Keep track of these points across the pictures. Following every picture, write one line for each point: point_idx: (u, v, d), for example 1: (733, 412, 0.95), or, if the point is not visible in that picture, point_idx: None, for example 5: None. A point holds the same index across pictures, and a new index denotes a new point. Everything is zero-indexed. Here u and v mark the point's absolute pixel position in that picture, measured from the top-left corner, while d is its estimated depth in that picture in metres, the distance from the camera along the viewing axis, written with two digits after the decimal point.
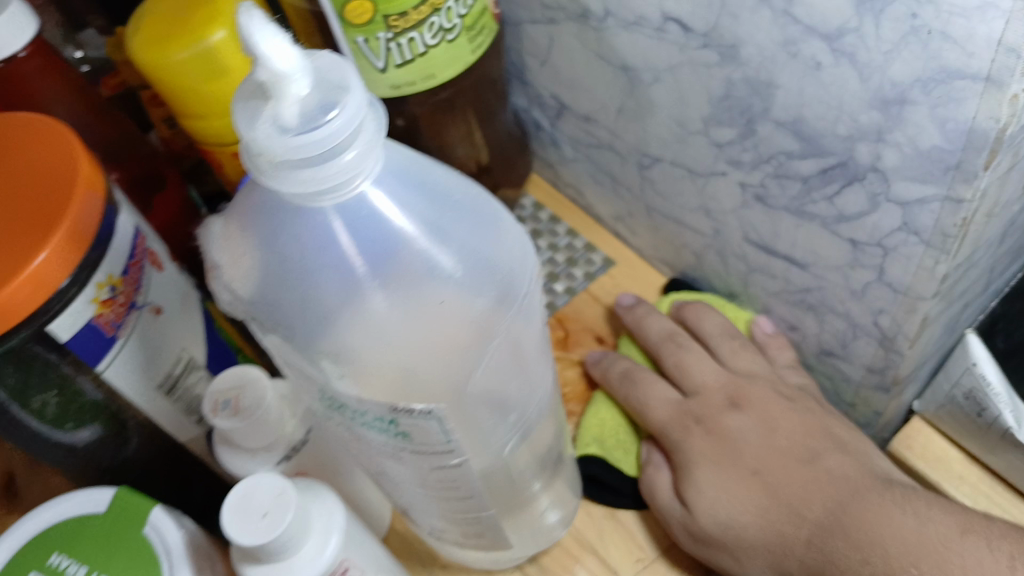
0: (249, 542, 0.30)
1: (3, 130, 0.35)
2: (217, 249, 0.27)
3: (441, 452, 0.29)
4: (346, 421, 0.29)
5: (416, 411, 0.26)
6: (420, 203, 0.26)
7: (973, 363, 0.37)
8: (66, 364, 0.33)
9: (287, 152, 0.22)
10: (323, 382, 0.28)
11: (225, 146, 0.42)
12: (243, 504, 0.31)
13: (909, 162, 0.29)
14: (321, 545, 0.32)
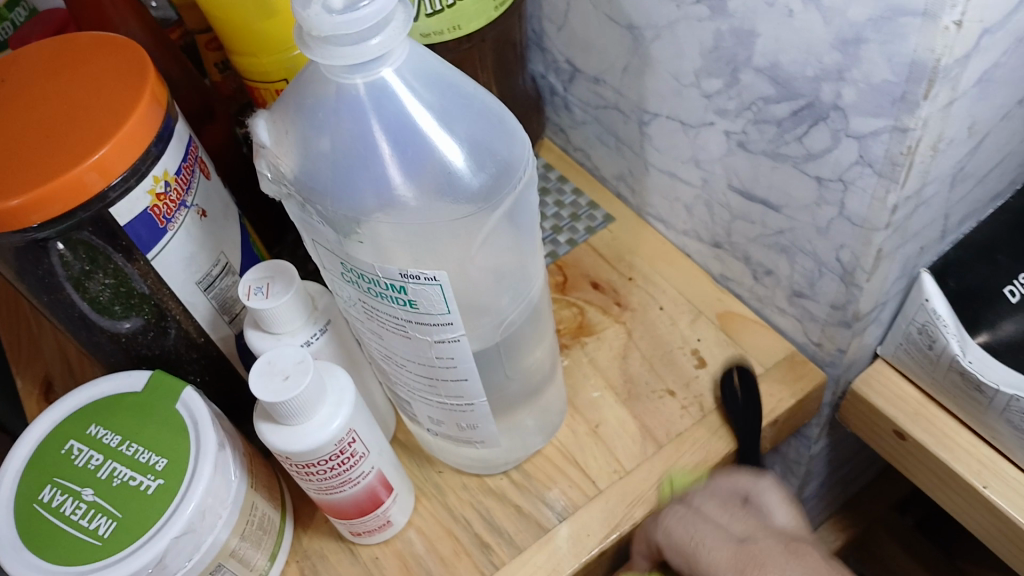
0: (270, 399, 0.34)
1: (89, 43, 0.40)
2: (262, 130, 0.32)
3: (442, 324, 0.32)
4: (362, 293, 0.33)
5: (423, 276, 0.30)
6: (434, 91, 0.30)
7: (925, 298, 0.41)
8: (113, 251, 0.37)
9: (325, 29, 0.26)
10: (343, 253, 0.31)
11: (269, 84, 0.48)
12: (268, 368, 0.35)
13: (864, 97, 0.34)
14: (331, 414, 0.36)
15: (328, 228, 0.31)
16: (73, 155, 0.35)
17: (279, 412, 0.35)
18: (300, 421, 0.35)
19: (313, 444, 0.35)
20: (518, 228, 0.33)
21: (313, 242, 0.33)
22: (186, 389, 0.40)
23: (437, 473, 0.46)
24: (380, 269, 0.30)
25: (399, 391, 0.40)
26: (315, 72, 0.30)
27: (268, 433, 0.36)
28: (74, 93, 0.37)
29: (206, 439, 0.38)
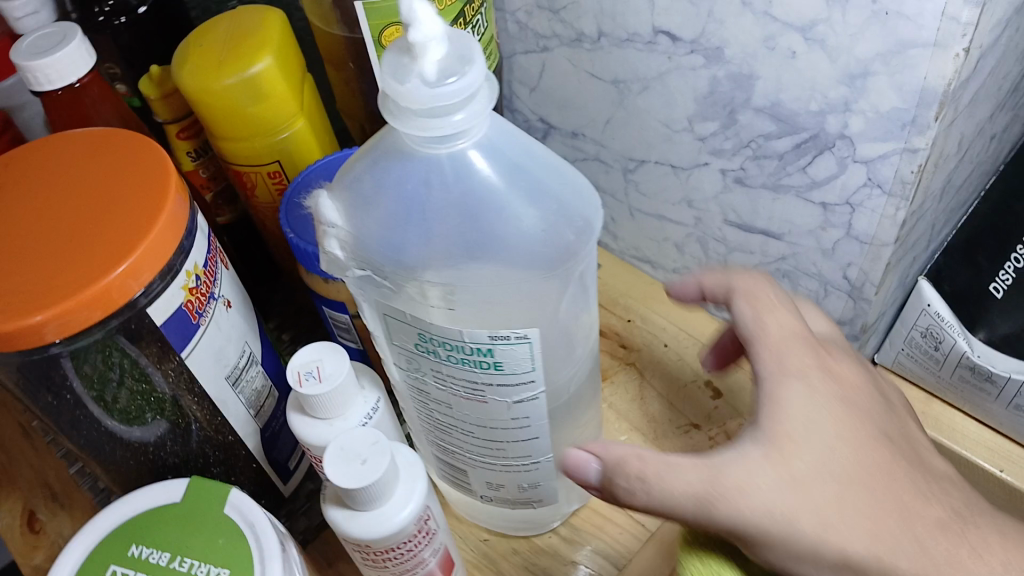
0: (353, 486, 0.33)
1: (94, 140, 0.38)
2: (329, 209, 0.32)
3: (526, 381, 0.33)
4: (439, 360, 0.33)
5: (514, 336, 0.30)
6: (508, 155, 0.30)
7: (927, 304, 0.45)
8: (144, 354, 0.36)
9: (412, 102, 0.27)
10: (419, 323, 0.31)
11: (259, 168, 0.47)
12: (341, 453, 0.34)
13: (872, 124, 0.37)
14: (408, 494, 0.35)
15: (406, 300, 0.32)
16: (100, 261, 0.33)
17: (358, 499, 0.34)
18: (379, 505, 0.35)
19: (399, 524, 0.35)
20: (590, 283, 0.34)
21: (384, 318, 0.33)
22: (232, 492, 0.38)
23: (484, 541, 0.45)
24: (465, 334, 0.31)
25: (456, 459, 0.39)
26: (388, 147, 0.30)
27: (345, 521, 0.35)
28: (88, 195, 0.36)
29: (267, 540, 0.37)
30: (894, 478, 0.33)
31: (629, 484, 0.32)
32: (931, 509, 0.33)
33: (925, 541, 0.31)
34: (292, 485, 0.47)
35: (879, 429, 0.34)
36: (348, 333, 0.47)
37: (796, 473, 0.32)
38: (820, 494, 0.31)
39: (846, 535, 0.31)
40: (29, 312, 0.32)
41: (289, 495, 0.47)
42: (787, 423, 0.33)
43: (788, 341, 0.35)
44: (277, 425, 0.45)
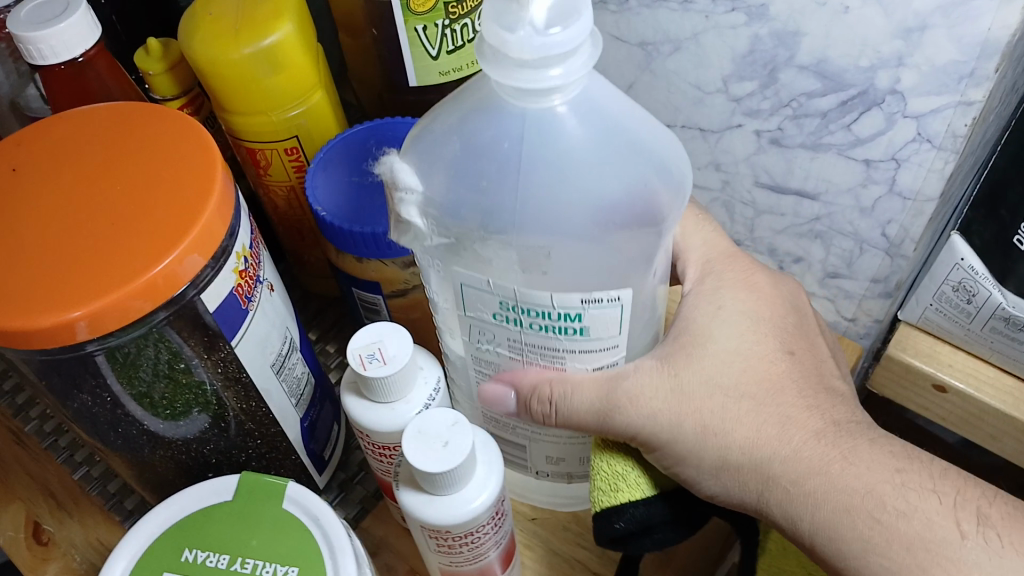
0: (437, 469, 0.32)
1: (118, 116, 0.36)
2: (407, 175, 0.32)
3: (608, 348, 0.34)
4: (520, 327, 0.33)
5: (608, 299, 0.31)
6: (603, 120, 0.30)
7: (961, 258, 0.45)
8: (190, 347, 0.34)
9: (510, 52, 0.26)
10: (511, 293, 0.32)
11: (275, 145, 0.43)
12: (421, 437, 0.33)
13: (927, 77, 0.37)
14: (485, 477, 0.34)
15: (487, 270, 0.32)
16: (147, 247, 0.31)
17: (438, 483, 0.33)
18: (459, 488, 0.34)
19: (482, 504, 0.34)
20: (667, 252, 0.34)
21: (460, 288, 0.33)
22: (290, 486, 0.36)
23: (532, 521, 0.44)
24: (556, 300, 0.31)
25: (516, 433, 0.40)
26: (472, 119, 0.31)
27: (423, 507, 0.34)
28: (124, 176, 0.33)
29: (335, 533, 0.35)
30: (779, 394, 0.35)
31: (542, 406, 0.35)
32: (810, 422, 0.34)
33: (800, 449, 0.34)
34: (326, 477, 0.45)
35: (784, 348, 0.37)
36: (377, 313, 0.45)
37: (682, 380, 0.35)
38: (696, 402, 0.35)
39: (726, 433, 0.34)
40: (72, 305, 0.29)
41: (324, 485, 0.45)
42: (689, 340, 0.36)
43: (713, 259, 0.40)
44: (315, 414, 0.43)
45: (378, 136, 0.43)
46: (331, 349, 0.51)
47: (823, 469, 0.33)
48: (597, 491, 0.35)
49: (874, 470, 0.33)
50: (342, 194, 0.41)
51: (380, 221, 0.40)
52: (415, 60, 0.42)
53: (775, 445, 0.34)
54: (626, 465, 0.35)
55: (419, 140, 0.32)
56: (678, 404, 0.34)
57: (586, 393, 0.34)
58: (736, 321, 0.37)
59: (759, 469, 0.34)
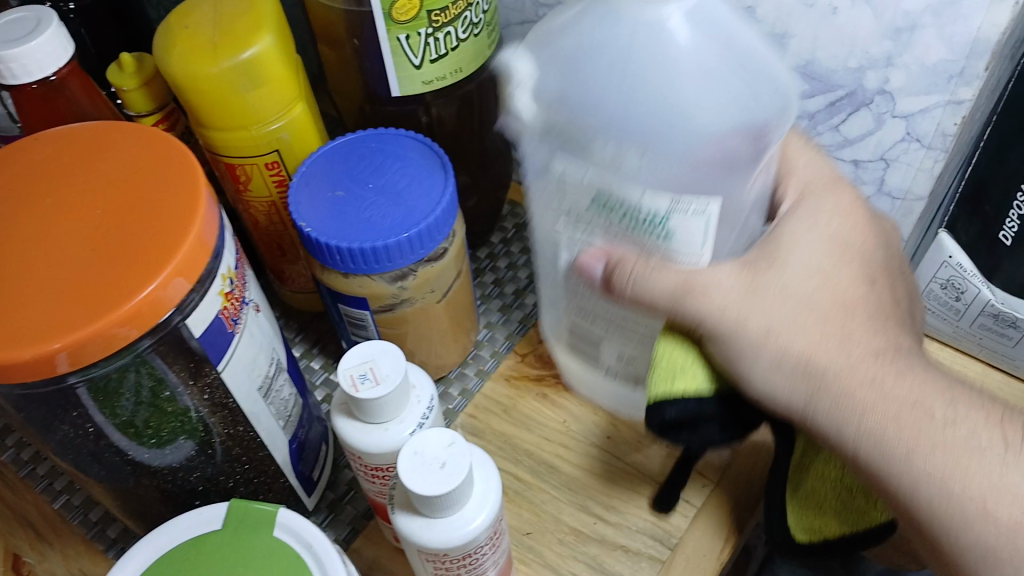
0: (436, 492, 0.31)
1: (92, 137, 0.34)
2: (523, 65, 0.34)
3: (692, 260, 0.33)
4: (610, 221, 0.33)
5: (694, 208, 0.31)
6: (717, 40, 0.32)
7: (948, 256, 0.45)
8: (175, 373, 0.33)
9: None
10: (605, 183, 0.32)
11: (255, 160, 0.42)
12: (417, 460, 0.32)
13: (915, 77, 0.37)
14: (483, 497, 0.33)
15: (586, 158, 0.32)
16: (130, 272, 0.29)
17: (436, 507, 0.32)
18: (458, 509, 0.33)
19: (481, 525, 0.33)
20: (766, 167, 0.35)
21: (557, 175, 0.33)
22: (281, 512, 0.35)
23: (527, 535, 0.44)
24: (645, 197, 0.31)
25: (593, 326, 0.40)
26: (590, 18, 0.33)
27: (420, 531, 0.33)
28: (103, 199, 0.32)
29: (330, 561, 0.34)
30: (850, 323, 0.34)
31: (622, 283, 0.34)
32: (873, 340, 0.34)
33: (856, 363, 0.33)
34: (315, 498, 0.45)
35: (867, 276, 0.35)
36: (363, 328, 0.44)
37: (758, 286, 0.34)
38: (767, 303, 0.33)
39: (788, 338, 0.33)
40: (52, 336, 0.28)
41: (312, 506, 0.45)
42: (768, 254, 0.35)
43: (813, 176, 0.38)
44: (304, 434, 0.42)
45: (361, 145, 0.43)
46: (316, 365, 0.50)
47: (877, 389, 0.32)
48: (653, 376, 0.34)
49: (925, 388, 0.32)
50: (321, 213, 0.40)
51: (369, 236, 0.39)
52: (398, 70, 0.41)
53: (834, 359, 0.33)
54: (690, 362, 0.34)
55: (536, 43, 0.34)
56: (749, 304, 0.33)
57: (668, 275, 0.33)
58: (823, 246, 0.35)
59: (812, 376, 0.33)
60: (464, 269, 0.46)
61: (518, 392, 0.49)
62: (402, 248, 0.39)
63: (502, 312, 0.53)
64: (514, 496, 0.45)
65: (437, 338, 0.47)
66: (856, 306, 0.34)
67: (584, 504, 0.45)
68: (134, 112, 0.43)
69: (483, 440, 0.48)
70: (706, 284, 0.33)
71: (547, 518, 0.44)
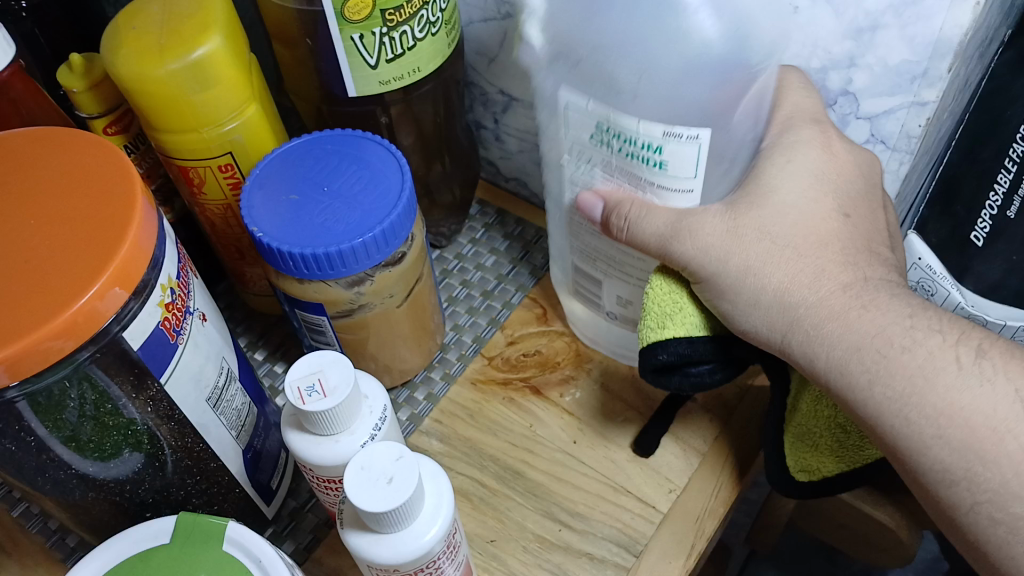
0: (383, 509, 0.30)
1: (28, 145, 0.33)
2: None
3: (684, 190, 0.36)
4: (614, 150, 0.36)
5: (685, 136, 0.33)
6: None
7: (918, 257, 0.45)
8: (118, 385, 0.32)
9: None
10: (603, 113, 0.35)
11: (208, 162, 0.41)
12: (363, 475, 0.31)
13: (878, 78, 0.36)
14: (435, 510, 0.33)
15: (590, 90, 0.35)
16: (65, 282, 0.29)
17: (384, 522, 0.31)
18: (409, 523, 0.32)
19: (433, 538, 0.32)
20: (759, 99, 0.36)
21: (566, 106, 0.36)
22: (231, 526, 0.35)
23: (490, 543, 0.43)
24: (642, 126, 0.34)
25: (595, 267, 0.44)
26: None
27: (370, 547, 0.32)
28: (37, 208, 0.31)
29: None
30: (822, 256, 0.34)
31: (619, 223, 0.38)
32: (841, 274, 0.34)
33: (826, 300, 0.33)
34: (275, 506, 0.44)
35: (841, 210, 0.36)
36: (322, 334, 0.43)
37: (739, 223, 0.35)
38: (744, 242, 0.34)
39: (764, 275, 0.34)
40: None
41: (272, 515, 0.44)
42: (752, 194, 0.35)
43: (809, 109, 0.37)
44: (260, 444, 0.41)
45: (318, 147, 0.42)
46: (279, 370, 0.49)
47: (844, 319, 0.33)
48: (647, 320, 0.37)
49: (889, 316, 0.33)
50: (279, 217, 0.39)
51: (323, 241, 0.38)
52: (353, 70, 0.40)
53: (805, 294, 0.34)
54: (681, 305, 0.36)
55: None
56: (726, 241, 0.35)
57: (658, 215, 0.36)
58: (802, 180, 0.36)
59: (786, 311, 0.34)
60: (425, 271, 0.45)
61: (485, 396, 0.48)
62: (356, 253, 0.38)
63: (469, 314, 0.52)
64: (478, 503, 0.45)
65: (401, 342, 0.46)
66: (829, 247, 0.35)
67: (549, 510, 0.44)
68: (86, 114, 0.42)
69: (449, 445, 0.47)
70: (686, 226, 0.35)
71: (511, 524, 0.44)
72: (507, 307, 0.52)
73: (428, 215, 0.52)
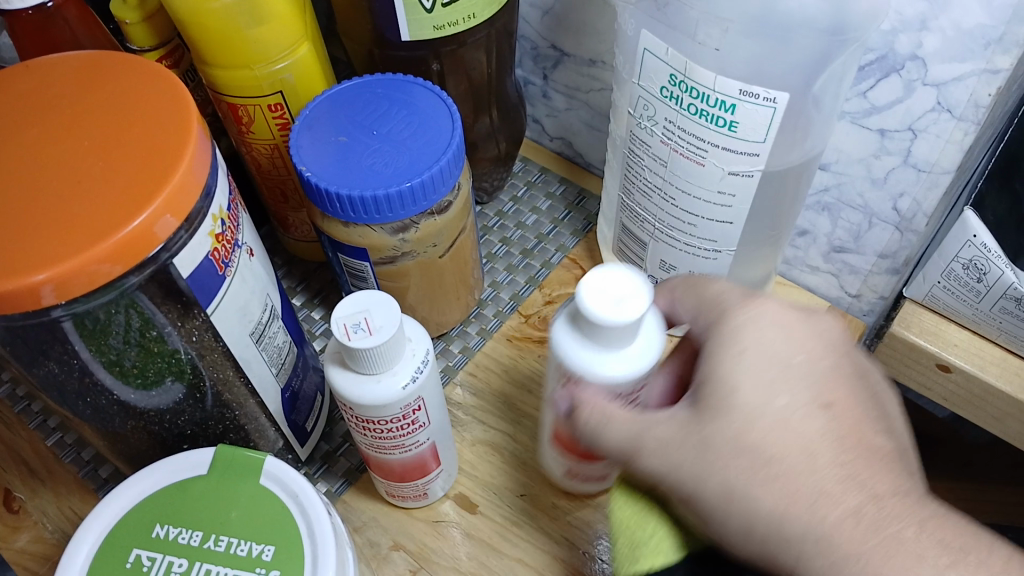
0: (597, 316, 0.32)
1: (89, 65, 0.33)
2: None
3: (750, 154, 0.36)
4: (680, 107, 0.36)
5: (763, 95, 0.33)
6: None
7: (973, 236, 0.41)
8: (164, 313, 0.32)
9: None
10: (682, 65, 0.35)
11: (258, 101, 0.41)
12: (598, 287, 0.32)
13: (950, 43, 0.35)
14: (636, 357, 0.33)
15: (671, 37, 0.35)
16: (117, 204, 0.28)
17: (590, 330, 0.33)
18: (615, 348, 0.33)
19: (615, 372, 0.33)
20: (842, 71, 0.35)
21: (643, 52, 0.36)
22: (267, 460, 0.35)
23: (520, 497, 0.43)
24: (718, 81, 0.34)
25: (643, 229, 0.44)
26: None
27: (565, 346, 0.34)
28: (93, 130, 0.31)
29: (314, 513, 0.33)
30: (815, 465, 0.28)
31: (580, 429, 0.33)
32: (843, 497, 0.28)
33: (834, 531, 0.27)
34: (309, 448, 0.44)
35: (822, 398, 0.30)
36: (363, 280, 0.43)
37: (705, 436, 0.30)
38: (720, 456, 0.29)
39: (751, 497, 0.29)
40: (34, 268, 0.27)
41: (306, 456, 0.44)
42: (718, 392, 0.30)
43: (727, 301, 0.33)
44: (298, 384, 0.42)
45: (368, 90, 0.42)
46: (317, 316, 0.50)
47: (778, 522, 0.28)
48: (618, 549, 0.31)
49: (925, 565, 0.27)
50: (326, 158, 0.39)
51: (370, 184, 0.37)
52: (408, 12, 0.40)
53: (802, 515, 0.28)
54: (651, 526, 0.30)
55: None
56: (699, 461, 0.29)
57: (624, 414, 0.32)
58: (766, 370, 0.30)
59: (786, 544, 0.28)
60: (469, 224, 0.45)
61: (520, 353, 0.48)
62: (402, 198, 0.38)
63: (508, 271, 0.52)
64: (509, 457, 0.45)
65: (440, 295, 0.46)
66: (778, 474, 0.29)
67: None
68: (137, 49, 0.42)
69: (482, 400, 0.47)
70: (650, 429, 0.31)
71: (541, 481, 0.44)
72: (547, 267, 0.52)
73: (473, 169, 0.51)
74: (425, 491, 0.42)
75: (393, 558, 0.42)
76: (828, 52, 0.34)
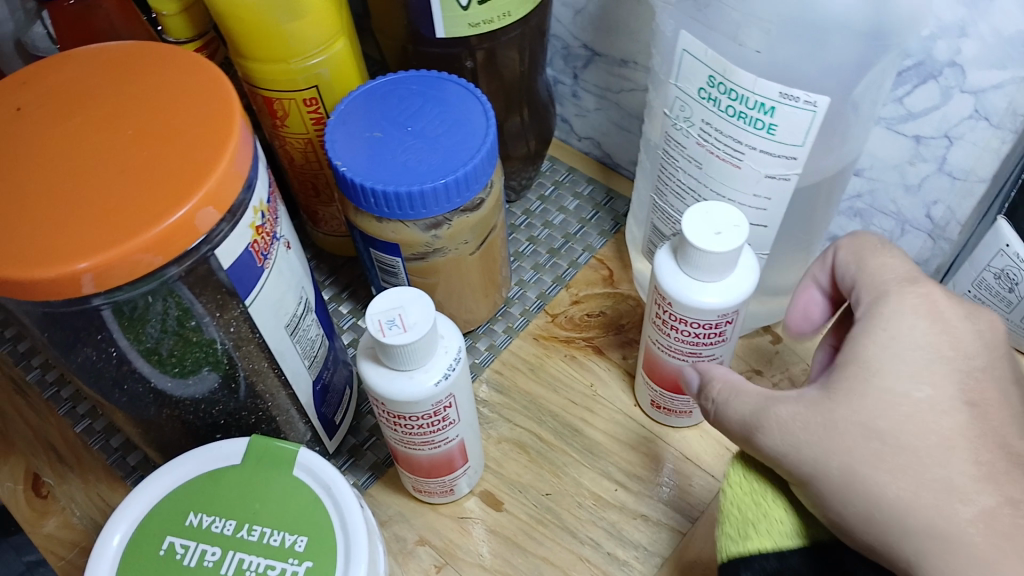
0: (695, 243, 0.35)
1: (132, 56, 0.34)
2: None
3: (787, 158, 0.36)
4: (717, 108, 0.36)
5: (803, 99, 0.33)
6: None
7: (1006, 245, 0.41)
8: (203, 303, 0.32)
9: None
10: (720, 66, 0.35)
11: (294, 95, 0.41)
12: (707, 218, 0.36)
13: (990, 49, 0.35)
14: (719, 291, 0.37)
15: (711, 39, 0.35)
16: (162, 195, 0.29)
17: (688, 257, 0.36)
18: (704, 279, 0.37)
19: (698, 301, 0.37)
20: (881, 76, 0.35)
21: (682, 53, 0.36)
22: (302, 452, 0.35)
23: (546, 495, 0.43)
24: (758, 84, 0.34)
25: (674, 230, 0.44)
26: None
27: (664, 267, 0.38)
28: (136, 120, 0.31)
29: (348, 507, 0.34)
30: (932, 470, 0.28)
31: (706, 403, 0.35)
32: (978, 495, 0.27)
33: None
34: (336, 442, 0.44)
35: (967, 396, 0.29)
36: (394, 275, 0.43)
37: (834, 418, 0.30)
38: (846, 439, 0.29)
39: None
40: (77, 256, 0.27)
41: (333, 449, 0.45)
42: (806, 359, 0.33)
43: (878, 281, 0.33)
44: (328, 377, 0.42)
45: (404, 87, 0.42)
46: (344, 310, 0.50)
47: None
48: (729, 528, 0.32)
49: None
50: (363, 153, 0.39)
51: (406, 179, 0.38)
52: (444, 9, 0.40)
53: None
54: (765, 508, 0.31)
55: None
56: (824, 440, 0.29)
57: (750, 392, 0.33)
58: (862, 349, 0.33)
59: None
60: (500, 221, 0.45)
61: (547, 351, 0.49)
62: (437, 194, 0.38)
63: (535, 270, 0.52)
64: (535, 455, 0.45)
65: (469, 293, 0.46)
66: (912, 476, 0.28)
67: (606, 469, 0.44)
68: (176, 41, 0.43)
69: (508, 397, 0.47)
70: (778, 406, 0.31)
71: (567, 480, 0.44)
72: (574, 266, 0.52)
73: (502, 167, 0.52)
74: (452, 487, 0.42)
75: (419, 553, 0.42)
76: (868, 57, 0.34)
